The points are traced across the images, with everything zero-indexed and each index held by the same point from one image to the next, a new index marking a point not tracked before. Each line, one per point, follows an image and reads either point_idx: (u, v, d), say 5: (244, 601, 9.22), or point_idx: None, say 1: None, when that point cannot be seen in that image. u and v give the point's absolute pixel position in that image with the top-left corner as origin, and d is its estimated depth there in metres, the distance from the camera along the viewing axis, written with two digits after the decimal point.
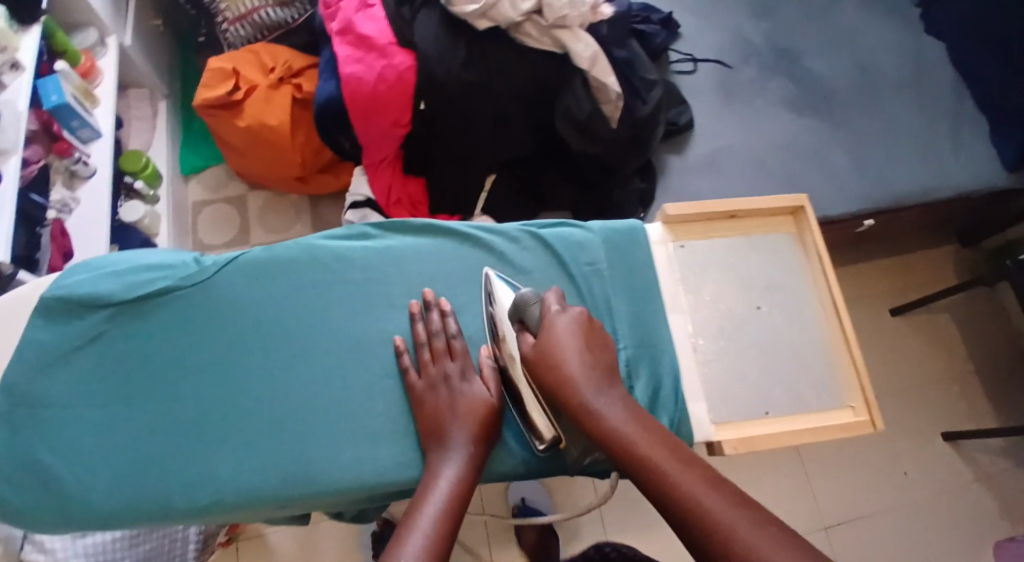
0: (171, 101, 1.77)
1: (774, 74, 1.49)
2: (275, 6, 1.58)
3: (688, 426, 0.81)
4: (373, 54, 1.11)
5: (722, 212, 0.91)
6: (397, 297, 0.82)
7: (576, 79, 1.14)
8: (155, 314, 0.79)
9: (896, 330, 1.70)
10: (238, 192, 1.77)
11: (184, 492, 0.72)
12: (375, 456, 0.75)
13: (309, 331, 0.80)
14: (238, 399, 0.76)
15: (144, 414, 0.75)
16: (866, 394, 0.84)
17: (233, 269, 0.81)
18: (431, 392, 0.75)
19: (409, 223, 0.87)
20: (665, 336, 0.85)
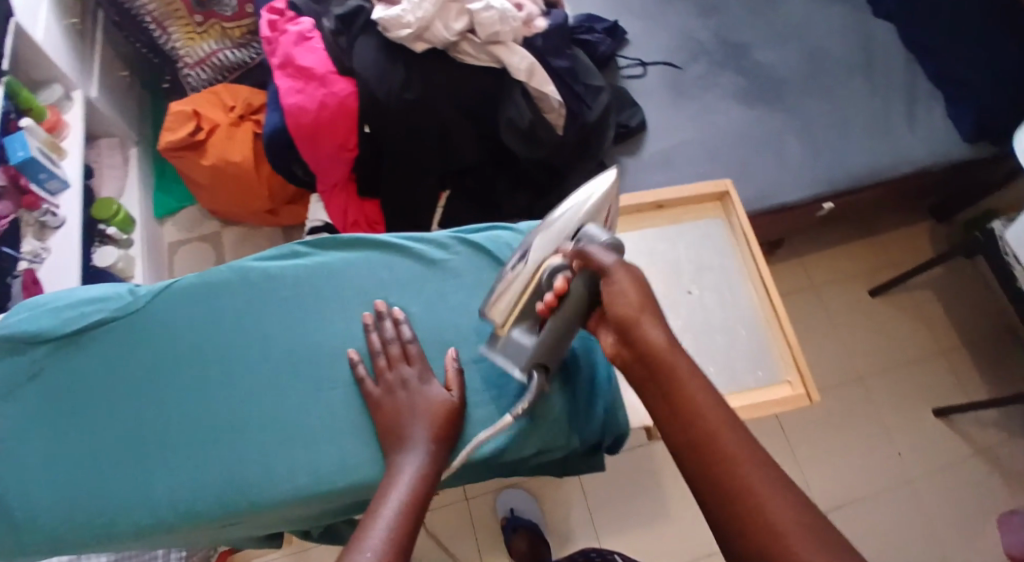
0: (142, 146, 1.79)
1: (724, 70, 1.52)
2: (234, 47, 1.63)
3: (621, 410, 0.86)
4: (314, 83, 1.14)
5: (651, 203, 1.01)
6: (328, 309, 0.84)
7: (515, 90, 1.16)
8: (95, 344, 0.81)
9: (876, 309, 1.71)
10: (212, 229, 1.81)
11: (129, 512, 0.75)
12: (314, 465, 0.76)
13: (243, 351, 0.81)
14: (181, 421, 0.78)
15: (92, 445, 0.77)
16: (801, 369, 0.91)
17: (165, 296, 0.83)
18: (388, 396, 0.77)
19: (338, 238, 0.88)
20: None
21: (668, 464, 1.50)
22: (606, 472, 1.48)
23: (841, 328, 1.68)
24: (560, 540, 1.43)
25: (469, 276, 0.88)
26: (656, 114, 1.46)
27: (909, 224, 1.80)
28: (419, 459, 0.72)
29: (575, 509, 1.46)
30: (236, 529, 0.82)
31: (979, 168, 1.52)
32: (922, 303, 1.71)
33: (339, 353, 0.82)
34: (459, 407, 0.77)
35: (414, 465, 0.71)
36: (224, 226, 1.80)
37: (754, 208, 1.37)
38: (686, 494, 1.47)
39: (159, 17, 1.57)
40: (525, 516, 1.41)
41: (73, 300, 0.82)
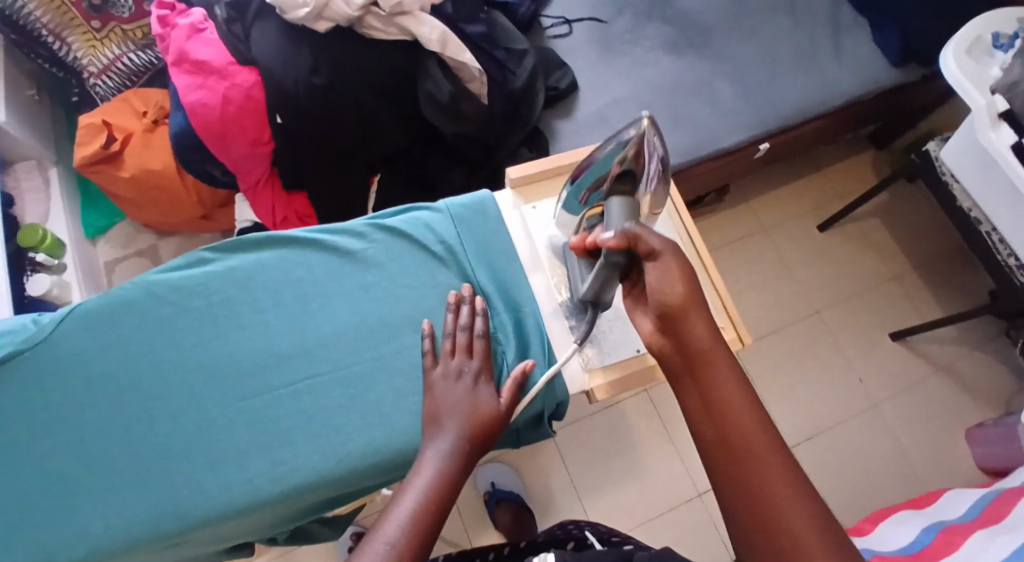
0: (63, 166, 1.69)
1: (649, 20, 1.48)
2: (139, 50, 1.53)
3: (561, 381, 0.82)
4: (214, 77, 1.09)
5: (570, 164, 0.91)
6: (248, 316, 0.80)
7: (431, 60, 1.12)
8: (4, 382, 0.76)
9: (826, 243, 1.71)
10: (149, 243, 1.73)
11: (64, 551, 0.71)
12: (253, 477, 0.73)
13: (163, 370, 0.77)
14: (104, 452, 0.74)
15: (15, 487, 0.73)
16: (732, 315, 0.90)
17: (70, 323, 0.77)
18: (445, 381, 0.74)
19: (247, 239, 0.83)
20: (528, 298, 0.83)
21: (638, 422, 1.50)
22: (580, 436, 1.47)
23: (796, 265, 1.69)
24: (542, 509, 1.42)
25: (393, 263, 0.83)
26: (585, 72, 1.43)
27: (849, 155, 1.80)
28: (444, 450, 0.70)
29: (554, 476, 1.45)
30: (187, 550, 0.79)
31: (913, 91, 1.52)
32: (870, 233, 1.73)
33: (266, 359, 0.78)
34: (504, 419, 0.73)
35: (439, 455, 0.70)
36: (161, 238, 1.73)
37: (695, 156, 1.35)
38: (661, 448, 1.47)
39: (55, 28, 1.47)
40: (507, 489, 1.39)
41: None
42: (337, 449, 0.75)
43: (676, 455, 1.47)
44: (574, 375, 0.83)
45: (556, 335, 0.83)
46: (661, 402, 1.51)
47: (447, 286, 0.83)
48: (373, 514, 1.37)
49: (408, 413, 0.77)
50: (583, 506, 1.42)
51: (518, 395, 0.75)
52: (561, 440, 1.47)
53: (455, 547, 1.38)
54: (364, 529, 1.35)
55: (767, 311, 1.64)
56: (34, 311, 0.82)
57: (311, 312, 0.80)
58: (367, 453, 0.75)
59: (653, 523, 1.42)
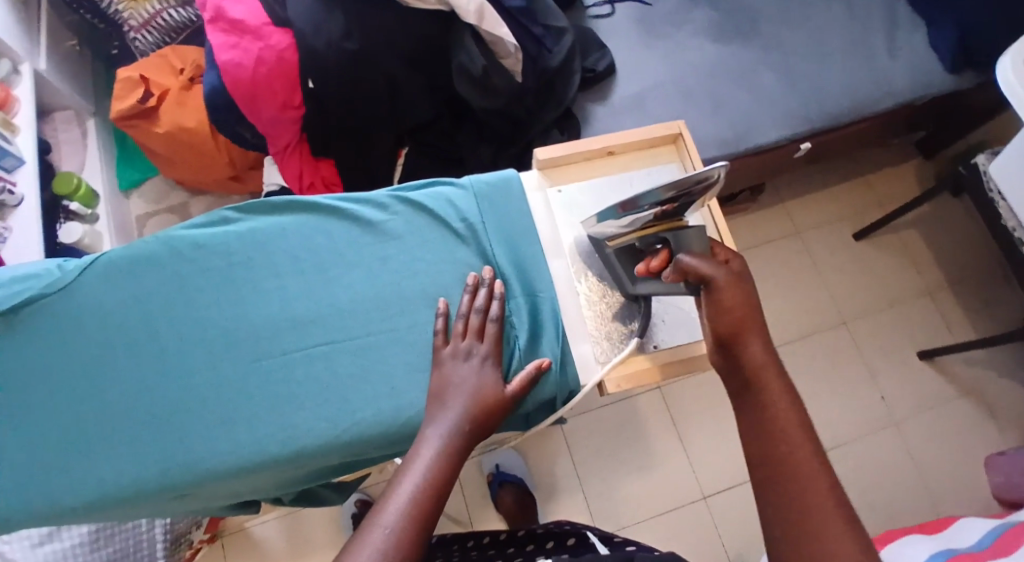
0: (101, 118, 1.72)
1: (696, 3, 1.44)
2: (179, 6, 1.54)
3: (574, 367, 0.80)
4: (248, 37, 1.09)
5: (599, 149, 0.89)
6: (265, 279, 0.80)
7: (466, 34, 1.09)
8: (26, 324, 0.77)
9: (861, 251, 1.67)
10: (180, 200, 1.75)
11: (74, 495, 0.72)
12: (258, 439, 0.74)
13: (179, 326, 0.77)
14: (117, 401, 0.75)
15: (33, 427, 0.75)
16: None
17: (93, 272, 0.78)
18: (452, 361, 0.74)
19: (269, 202, 0.83)
20: (546, 283, 0.82)
21: (651, 417, 1.48)
22: (591, 426, 1.46)
23: (827, 270, 1.65)
24: (547, 495, 1.42)
25: (412, 237, 0.82)
26: (626, 54, 1.39)
27: (894, 160, 1.74)
28: (445, 433, 0.70)
29: (561, 463, 1.44)
30: (191, 504, 0.80)
31: (967, 96, 1.45)
32: (909, 243, 1.67)
33: (278, 323, 0.78)
34: (507, 404, 0.73)
35: (440, 439, 0.69)
36: (191, 196, 1.75)
37: (730, 148, 1.31)
38: (671, 446, 1.46)
39: None
40: (511, 472, 1.40)
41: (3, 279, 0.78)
42: (343, 417, 0.75)
43: (686, 456, 1.46)
44: (588, 362, 0.81)
45: (573, 322, 0.82)
46: (674, 399, 1.49)
47: (461, 263, 0.81)
48: (379, 483, 1.40)
49: (415, 388, 0.76)
50: (586, 494, 1.42)
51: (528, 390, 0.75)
52: (571, 428, 1.46)
53: (457, 523, 1.39)
54: (369, 497, 1.38)
55: (792, 314, 1.61)
56: (61, 257, 0.83)
57: (326, 280, 0.80)
58: (374, 424, 0.75)
59: (656, 520, 1.41)
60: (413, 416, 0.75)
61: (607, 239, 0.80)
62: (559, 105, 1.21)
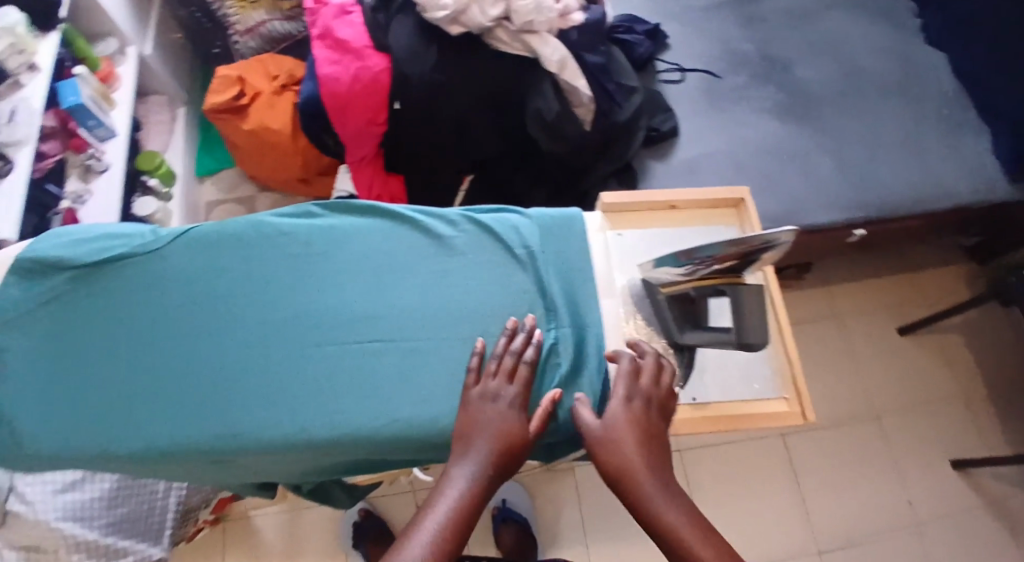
0: (192, 108, 1.87)
1: (764, 82, 1.52)
2: (284, 19, 1.68)
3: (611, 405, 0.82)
4: (350, 56, 1.18)
5: (662, 202, 0.94)
6: (336, 272, 0.86)
7: (546, 81, 1.18)
8: (115, 277, 0.84)
9: (903, 349, 1.67)
10: (249, 194, 1.86)
11: (126, 439, 0.77)
12: (302, 416, 0.78)
13: (250, 303, 0.84)
14: (182, 359, 0.81)
15: (100, 372, 0.80)
16: (798, 386, 0.83)
17: (187, 240, 0.86)
18: (478, 400, 0.77)
19: (352, 205, 0.90)
20: (596, 319, 0.84)
21: None
22: None
23: (862, 360, 1.65)
24: (549, 539, 1.44)
25: (475, 255, 0.88)
26: (690, 122, 1.47)
27: (947, 262, 1.76)
28: (470, 473, 0.72)
29: (566, 511, 1.46)
30: (224, 473, 0.84)
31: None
32: (951, 347, 1.67)
33: (341, 315, 0.84)
34: (529, 443, 0.75)
35: (466, 478, 0.72)
36: (260, 192, 1.85)
37: (777, 224, 1.35)
38: None
39: None
40: (517, 510, 1.43)
41: (102, 235, 0.86)
42: (384, 412, 0.79)
43: None
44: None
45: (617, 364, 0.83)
46: (692, 465, 1.52)
47: (514, 289, 0.85)
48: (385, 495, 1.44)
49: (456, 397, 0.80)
50: (589, 547, 1.43)
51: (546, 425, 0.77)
52: (586, 475, 1.49)
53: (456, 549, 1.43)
54: (371, 507, 1.41)
55: (822, 400, 1.61)
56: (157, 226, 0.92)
57: (390, 284, 0.86)
58: (412, 424, 0.78)
59: None
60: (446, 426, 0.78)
61: (661, 285, 0.83)
62: (617, 156, 1.27)
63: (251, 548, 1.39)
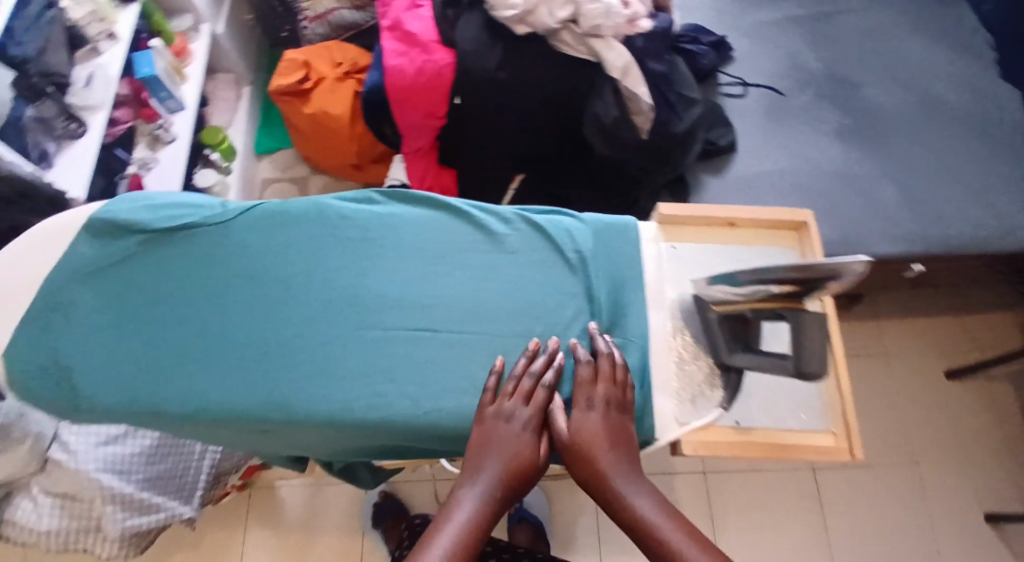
0: (256, 88, 1.92)
1: (828, 104, 1.49)
2: (352, 8, 1.71)
3: (651, 419, 0.79)
4: (417, 49, 1.20)
5: (719, 218, 0.89)
6: (390, 258, 0.85)
7: (607, 87, 1.18)
8: (180, 244, 0.85)
9: (947, 393, 1.61)
10: (303, 174, 1.89)
11: (179, 400, 0.78)
12: (347, 395, 0.78)
13: (305, 280, 0.84)
14: (236, 330, 0.81)
15: (155, 336, 0.81)
16: (848, 421, 0.80)
17: (252, 215, 0.87)
18: (492, 419, 0.76)
19: (411, 194, 0.90)
20: (640, 329, 0.82)
21: (685, 495, 1.50)
22: None
23: (903, 399, 1.61)
24: (562, 544, 1.44)
25: (526, 254, 0.86)
26: (748, 138, 1.46)
27: (1004, 308, 1.69)
28: (480, 496, 0.72)
29: (584, 518, 1.46)
30: (264, 442, 0.85)
31: None
32: (1000, 396, 1.61)
33: (392, 301, 0.83)
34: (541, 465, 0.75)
35: (475, 500, 0.72)
36: (313, 173, 1.88)
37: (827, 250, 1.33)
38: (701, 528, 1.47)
39: None
40: (532, 510, 1.43)
41: (170, 202, 0.87)
42: (427, 403, 0.78)
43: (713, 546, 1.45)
44: (668, 421, 0.79)
45: (659, 375, 0.81)
46: (716, 488, 1.50)
47: (562, 292, 0.84)
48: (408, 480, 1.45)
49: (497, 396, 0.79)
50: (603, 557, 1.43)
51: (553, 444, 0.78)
52: None
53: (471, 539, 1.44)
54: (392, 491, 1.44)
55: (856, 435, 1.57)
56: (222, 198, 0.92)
57: (442, 276, 0.85)
58: (452, 420, 0.78)
59: None
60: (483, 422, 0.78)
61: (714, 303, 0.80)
62: (671, 167, 1.23)
63: (274, 518, 1.43)
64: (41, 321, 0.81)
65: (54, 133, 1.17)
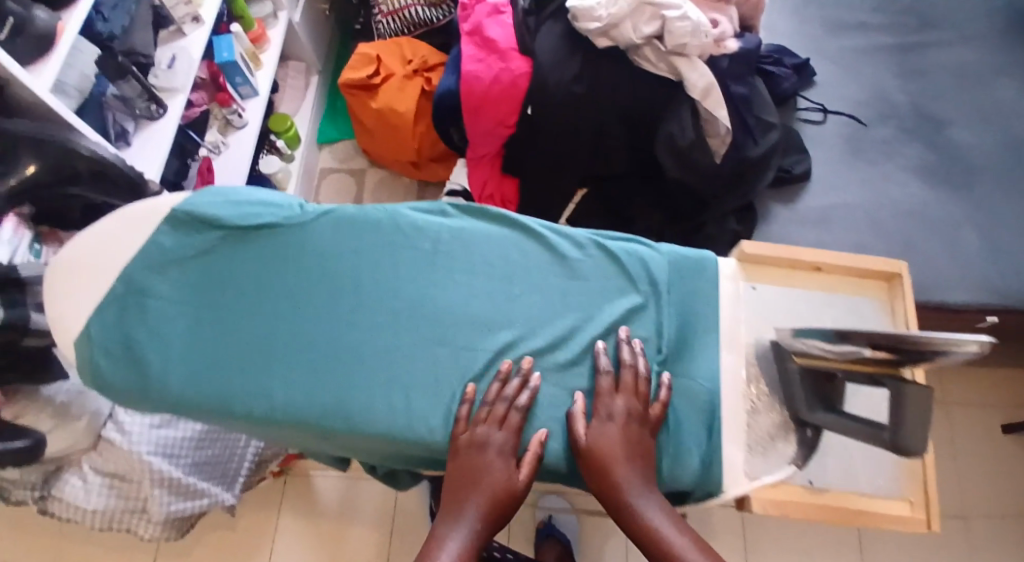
0: (324, 78, 1.93)
1: (911, 138, 1.42)
2: (427, 6, 1.70)
3: (718, 472, 0.75)
4: (495, 56, 1.18)
5: (806, 262, 0.84)
6: (461, 273, 0.83)
7: (685, 106, 1.14)
8: (257, 242, 0.83)
9: (1013, 455, 1.51)
10: (361, 166, 1.89)
11: (248, 401, 0.76)
12: (410, 412, 0.76)
13: (375, 289, 0.82)
14: (306, 335, 0.80)
15: (227, 334, 0.79)
16: (928, 491, 0.77)
17: (329, 219, 0.85)
18: (468, 449, 0.74)
19: (486, 210, 0.87)
20: (710, 374, 0.79)
21: (722, 533, 1.43)
22: None
23: (963, 457, 1.51)
24: None
25: (598, 282, 0.83)
26: (824, 169, 1.40)
27: None
28: (467, 535, 0.69)
29: (613, 539, 1.40)
30: (318, 446, 0.83)
31: None
32: None
33: (460, 318, 0.81)
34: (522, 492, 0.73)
35: (462, 539, 0.69)
36: (371, 166, 1.88)
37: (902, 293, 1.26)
38: None
39: None
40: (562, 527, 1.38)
41: (249, 199, 0.85)
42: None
43: None
44: (737, 473, 0.75)
45: (731, 423, 0.77)
46: (755, 530, 1.43)
47: (632, 324, 0.81)
48: None
49: (559, 428, 0.77)
50: None
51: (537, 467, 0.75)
52: None
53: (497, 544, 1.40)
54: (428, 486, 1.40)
55: None
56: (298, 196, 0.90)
57: (514, 297, 0.82)
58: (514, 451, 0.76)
59: None
60: (548, 455, 0.76)
61: (794, 352, 0.75)
62: (745, 193, 1.18)
63: (306, 507, 1.40)
64: (116, 305, 0.80)
65: (132, 112, 1.19)
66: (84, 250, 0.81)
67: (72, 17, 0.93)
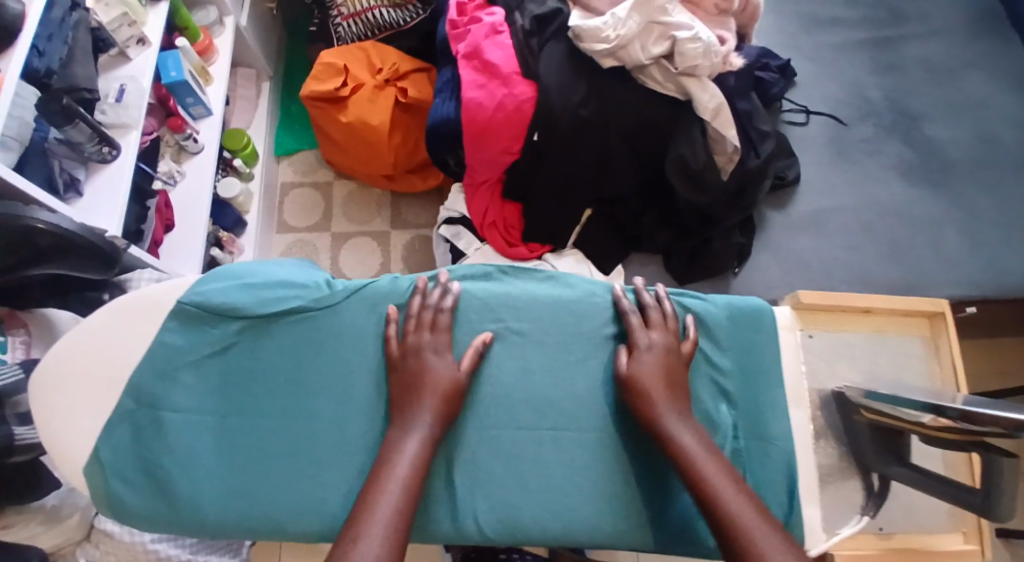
0: (275, 84, 1.79)
1: (890, 137, 1.41)
2: (389, 7, 1.58)
3: (800, 530, 0.75)
4: (497, 81, 1.11)
5: (857, 308, 1.00)
6: (508, 343, 0.80)
7: (695, 127, 1.10)
8: (281, 331, 0.78)
9: None
10: (327, 179, 1.76)
11: (298, 518, 0.72)
12: (472, 507, 0.74)
13: None
14: (350, 432, 0.75)
15: (264, 438, 0.75)
16: (981, 524, 0.90)
17: (358, 298, 0.79)
18: (403, 359, 0.75)
19: (533, 271, 0.84)
20: (784, 432, 0.78)
21: None
22: None
23: None
24: None
25: None
26: (813, 172, 1.38)
27: None
28: (420, 443, 0.69)
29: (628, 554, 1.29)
30: None
31: None
32: None
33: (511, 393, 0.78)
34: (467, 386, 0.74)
35: (415, 445, 0.69)
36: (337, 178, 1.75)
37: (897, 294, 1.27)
38: None
39: None
40: None
41: (267, 281, 0.79)
42: (563, 511, 0.74)
43: None
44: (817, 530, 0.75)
45: (809, 483, 0.76)
46: None
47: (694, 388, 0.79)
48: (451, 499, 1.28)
49: (625, 500, 0.75)
50: None
51: (479, 364, 0.77)
52: None
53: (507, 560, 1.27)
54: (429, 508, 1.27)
55: None
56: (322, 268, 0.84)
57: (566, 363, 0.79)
58: (585, 534, 0.74)
59: None
60: (613, 525, 0.74)
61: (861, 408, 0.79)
62: (745, 209, 1.15)
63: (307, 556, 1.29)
64: (129, 423, 0.75)
65: (83, 157, 1.06)
66: (79, 363, 0.75)
67: (9, 64, 0.84)
